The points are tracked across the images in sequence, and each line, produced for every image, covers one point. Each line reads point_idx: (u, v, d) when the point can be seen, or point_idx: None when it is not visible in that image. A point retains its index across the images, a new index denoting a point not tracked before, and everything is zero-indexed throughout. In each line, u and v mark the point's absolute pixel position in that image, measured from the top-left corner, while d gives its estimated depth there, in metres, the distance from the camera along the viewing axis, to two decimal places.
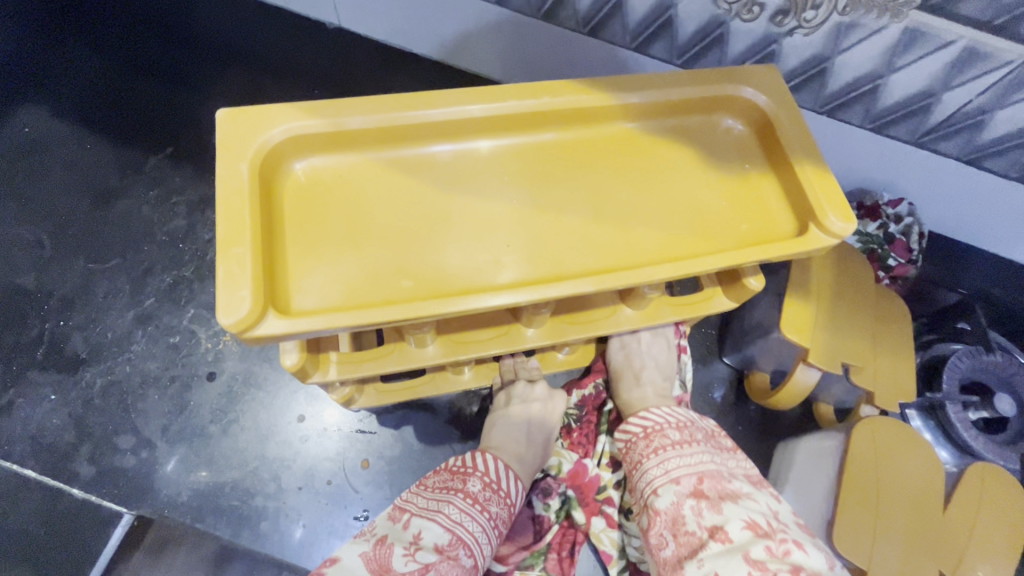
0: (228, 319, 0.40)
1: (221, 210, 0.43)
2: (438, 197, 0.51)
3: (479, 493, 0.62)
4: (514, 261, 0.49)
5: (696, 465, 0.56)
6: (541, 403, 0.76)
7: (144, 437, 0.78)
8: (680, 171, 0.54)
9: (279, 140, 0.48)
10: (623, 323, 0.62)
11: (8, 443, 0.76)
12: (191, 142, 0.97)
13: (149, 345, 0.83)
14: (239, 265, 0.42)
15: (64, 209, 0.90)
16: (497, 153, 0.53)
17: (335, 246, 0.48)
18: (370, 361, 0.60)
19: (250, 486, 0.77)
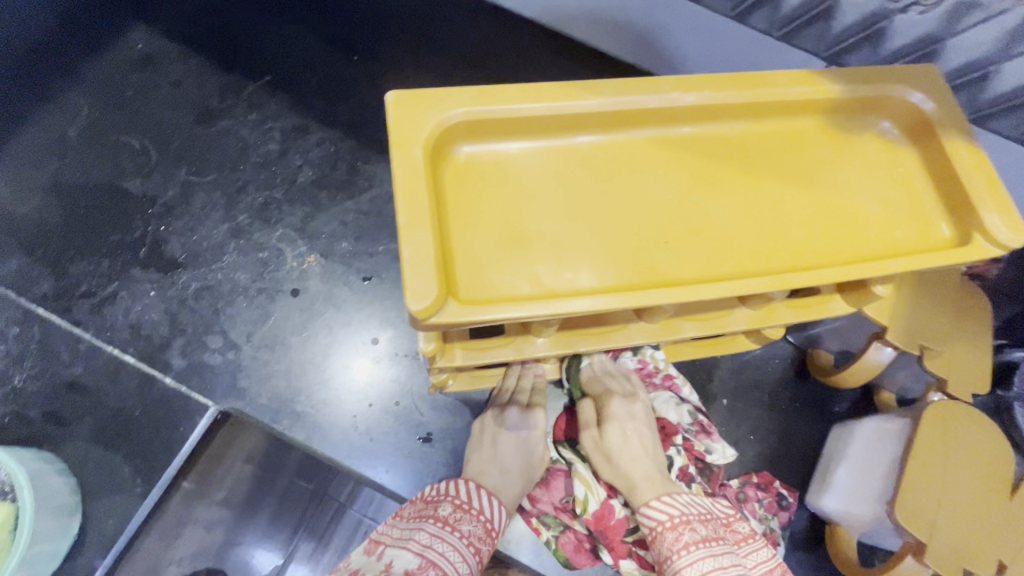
0: (415, 304, 0.40)
1: (401, 197, 0.43)
2: (599, 184, 0.49)
3: (450, 516, 0.64)
4: (676, 254, 0.47)
5: (728, 563, 0.57)
6: (512, 428, 0.74)
7: (231, 339, 0.83)
8: (846, 173, 0.51)
9: (450, 124, 0.46)
10: (740, 322, 0.61)
11: (110, 329, 0.82)
12: (287, 72, 1.00)
13: (239, 256, 0.88)
14: (422, 248, 0.42)
15: (169, 123, 0.95)
16: (658, 142, 0.50)
17: (496, 233, 0.46)
18: (493, 348, 0.61)
19: (325, 396, 0.82)
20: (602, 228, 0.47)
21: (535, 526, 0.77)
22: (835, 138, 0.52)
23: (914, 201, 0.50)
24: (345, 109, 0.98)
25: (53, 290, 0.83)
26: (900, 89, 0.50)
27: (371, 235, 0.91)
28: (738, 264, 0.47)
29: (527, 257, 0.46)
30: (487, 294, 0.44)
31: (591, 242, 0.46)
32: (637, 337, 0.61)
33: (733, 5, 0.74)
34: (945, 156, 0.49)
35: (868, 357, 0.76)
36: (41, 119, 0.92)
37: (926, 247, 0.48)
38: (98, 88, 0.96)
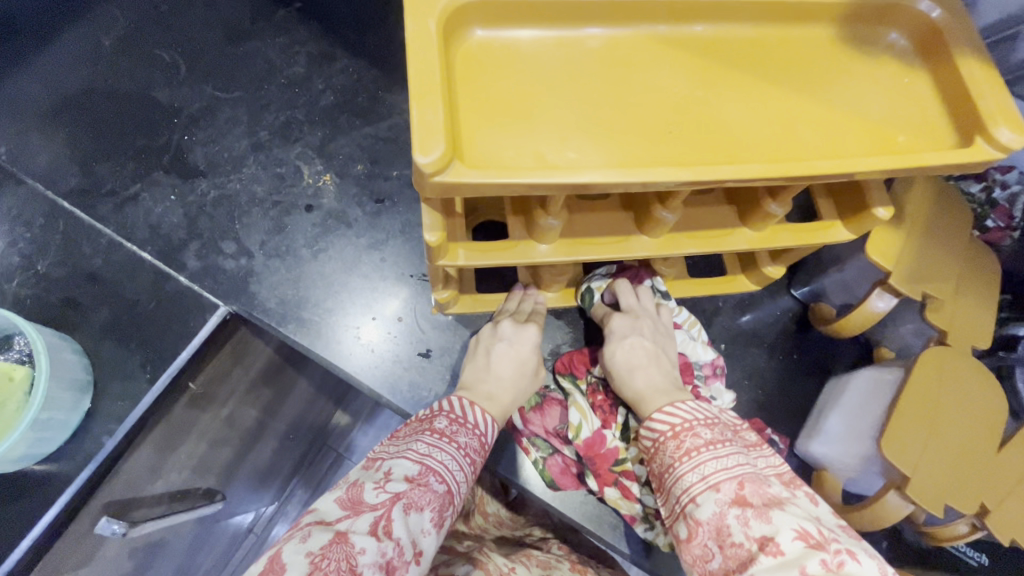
0: (423, 160, 0.42)
1: (415, 61, 0.44)
2: (607, 75, 0.51)
3: (446, 428, 0.66)
4: (676, 143, 0.50)
5: (734, 462, 0.55)
6: (507, 343, 0.77)
7: (245, 246, 0.86)
8: (841, 82, 0.54)
9: (468, 2, 0.48)
10: (741, 241, 0.67)
11: (131, 227, 0.85)
12: (318, 0, 1.02)
13: (258, 170, 0.90)
14: (432, 111, 0.43)
15: (200, 40, 0.98)
16: (664, 44, 0.54)
17: (504, 111, 0.48)
18: (496, 251, 0.63)
19: (331, 307, 0.84)
20: (608, 114, 0.50)
21: (525, 446, 0.81)
22: (834, 50, 0.55)
23: (906, 110, 0.54)
24: (372, 40, 1.00)
25: (79, 186, 0.86)
26: (902, 1, 0.53)
27: (387, 161, 0.93)
28: (736, 156, 0.50)
29: (534, 134, 0.48)
30: (493, 163, 0.46)
31: (599, 127, 0.49)
32: (638, 249, 0.65)
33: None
34: (946, 68, 0.53)
35: (867, 306, 0.75)
36: (77, 26, 0.95)
37: (917, 149, 0.52)
38: (134, 2, 0.98)
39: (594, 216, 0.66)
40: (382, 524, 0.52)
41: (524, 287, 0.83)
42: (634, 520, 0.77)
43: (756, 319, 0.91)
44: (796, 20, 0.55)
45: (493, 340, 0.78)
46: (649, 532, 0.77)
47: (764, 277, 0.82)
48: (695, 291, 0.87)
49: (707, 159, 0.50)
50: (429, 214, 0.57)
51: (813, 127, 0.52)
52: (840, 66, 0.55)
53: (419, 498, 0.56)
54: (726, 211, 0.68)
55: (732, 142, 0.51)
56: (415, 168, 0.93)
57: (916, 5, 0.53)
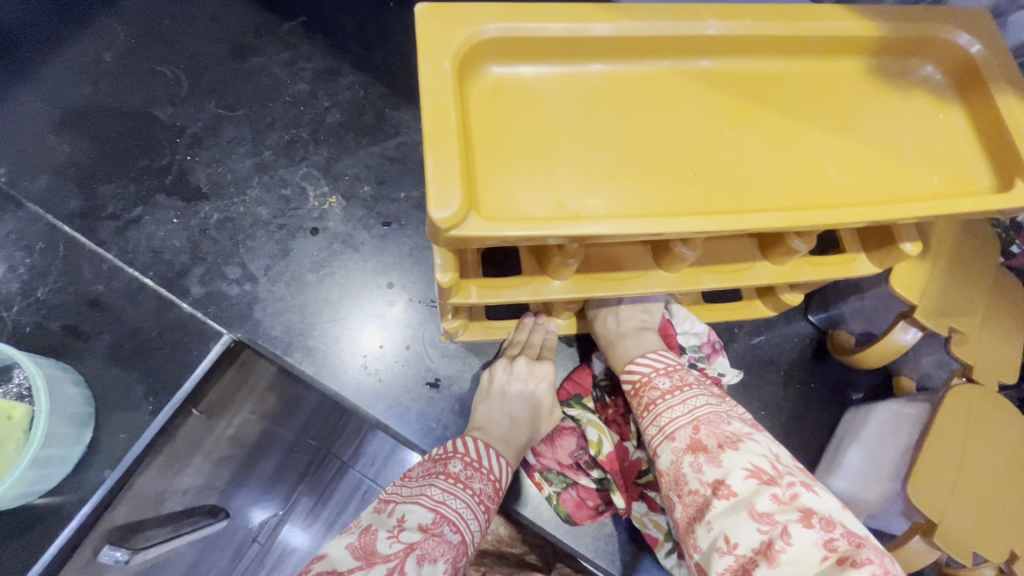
0: (439, 215, 0.40)
1: (429, 106, 0.42)
2: (626, 114, 0.49)
3: (461, 473, 0.64)
4: (699, 186, 0.48)
5: (692, 409, 0.60)
6: (522, 383, 0.75)
7: (249, 271, 0.84)
8: (873, 119, 0.52)
9: (484, 40, 0.46)
10: (761, 275, 0.65)
11: (132, 251, 0.83)
12: (323, 14, 0.99)
13: (263, 191, 0.88)
14: (448, 161, 0.41)
15: (203, 56, 0.95)
16: (687, 79, 0.51)
17: (521, 156, 0.47)
18: (509, 288, 0.62)
19: (337, 334, 0.82)
20: (630, 156, 0.48)
21: (538, 481, 0.79)
22: (865, 83, 0.53)
23: (941, 147, 0.51)
24: (379, 56, 0.98)
25: (80, 209, 0.85)
26: (937, 34, 0.51)
27: (394, 181, 0.91)
28: (763, 200, 0.48)
29: (552, 179, 0.46)
30: (509, 212, 0.45)
31: (619, 170, 0.47)
32: (657, 285, 0.63)
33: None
34: (985, 106, 0.51)
35: (891, 338, 0.73)
36: (77, 42, 0.93)
37: (953, 192, 0.49)
38: (135, 17, 0.96)
39: (611, 254, 0.64)
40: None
41: (534, 314, 0.81)
42: (657, 544, 0.75)
43: (772, 345, 0.89)
44: (827, 52, 0.53)
45: (508, 378, 0.76)
46: (674, 559, 0.74)
47: (781, 305, 0.80)
48: (711, 318, 0.84)
49: (733, 203, 0.48)
50: (441, 253, 0.56)
51: (845, 166, 0.50)
52: (872, 100, 0.53)
53: (432, 549, 0.54)
54: (748, 243, 0.66)
55: (760, 184, 0.49)
56: (423, 189, 0.91)
57: (952, 37, 0.51)
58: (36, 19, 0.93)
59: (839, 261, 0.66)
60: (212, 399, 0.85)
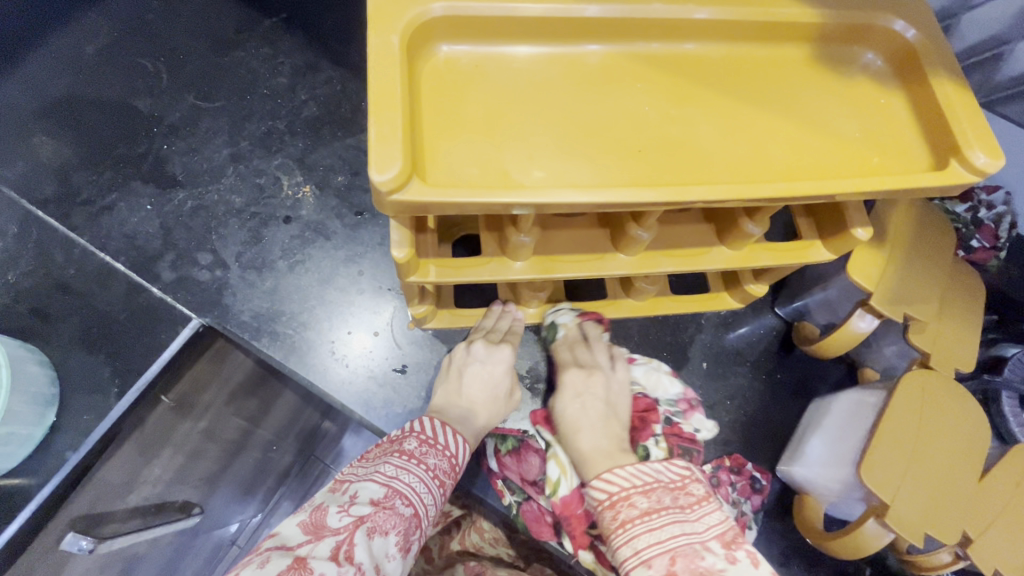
0: (380, 177, 0.42)
1: (375, 76, 0.45)
2: (572, 93, 0.52)
3: (415, 449, 0.65)
4: (640, 162, 0.50)
5: (666, 538, 0.51)
6: (480, 364, 0.76)
7: (221, 257, 0.85)
8: (809, 103, 0.55)
9: (432, 17, 0.48)
10: (718, 259, 0.66)
11: (106, 237, 0.84)
12: (304, 13, 1.02)
13: (238, 180, 0.89)
14: (391, 128, 0.43)
15: (184, 50, 0.98)
16: (631, 62, 0.54)
17: (468, 130, 0.49)
18: (469, 268, 0.63)
19: (306, 320, 0.83)
20: (574, 134, 0.51)
21: (499, 489, 0.80)
22: (804, 69, 0.56)
23: (875, 131, 0.54)
24: (358, 53, 1.00)
25: (56, 195, 0.86)
26: (873, 20, 0.53)
27: (367, 172, 0.92)
28: (702, 176, 0.50)
29: (500, 153, 0.48)
30: (455, 181, 0.47)
31: (563, 145, 0.50)
32: (615, 267, 0.64)
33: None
34: (920, 90, 0.54)
35: (849, 326, 0.74)
36: (61, 35, 0.95)
37: (885, 171, 0.52)
38: (119, 13, 0.98)
39: (567, 236, 0.66)
40: (344, 549, 0.51)
41: (502, 302, 0.82)
42: None
43: (739, 338, 0.90)
44: (767, 38, 0.55)
45: (465, 360, 0.77)
46: None
47: (747, 296, 0.81)
48: (677, 309, 0.85)
49: (675, 178, 0.50)
50: (397, 230, 0.57)
51: (784, 146, 0.52)
52: (809, 86, 0.55)
53: (384, 522, 0.55)
54: (702, 228, 0.68)
55: (700, 162, 0.51)
56: None
57: (888, 24, 0.54)
58: None
59: (793, 248, 0.67)
60: (181, 389, 0.79)
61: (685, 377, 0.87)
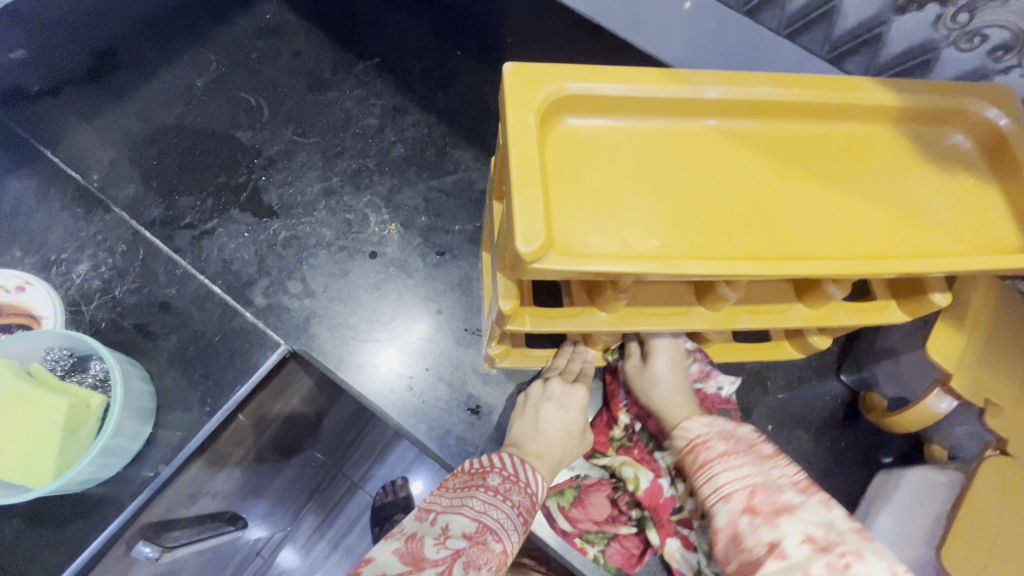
0: (525, 249, 0.45)
1: (517, 154, 0.48)
2: (684, 166, 0.55)
3: (500, 486, 0.66)
4: (749, 234, 0.53)
5: (748, 474, 0.60)
6: (557, 402, 0.78)
7: (309, 287, 0.89)
8: (907, 180, 0.57)
9: (562, 95, 0.52)
10: (797, 318, 0.67)
11: (205, 261, 0.89)
12: (395, 59, 1.07)
13: (328, 214, 0.94)
14: (532, 202, 0.46)
15: (284, 87, 1.04)
16: (738, 137, 0.57)
17: (589, 198, 0.52)
18: (563, 318, 0.65)
19: (387, 354, 0.87)
20: (686, 205, 0.53)
21: (580, 546, 0.82)
22: (900, 148, 0.58)
23: (971, 210, 0.56)
24: (443, 98, 1.05)
25: (161, 218, 0.91)
26: (968, 107, 0.56)
27: (450, 214, 0.96)
28: (809, 251, 0.53)
29: (619, 221, 0.51)
30: (581, 251, 0.50)
31: (676, 216, 0.53)
32: (699, 322, 0.66)
33: (831, 48, 0.79)
34: (1012, 171, 0.56)
35: (926, 405, 0.74)
36: (174, 69, 1.02)
37: (983, 250, 0.54)
38: (227, 49, 1.05)
39: (655, 291, 0.68)
40: None
41: (574, 343, 0.83)
42: None
43: (805, 402, 0.91)
44: (865, 119, 0.58)
45: (543, 395, 0.79)
46: None
47: (808, 347, 0.80)
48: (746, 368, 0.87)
49: (783, 251, 0.52)
50: (503, 283, 0.60)
51: (883, 224, 0.55)
52: (906, 164, 0.57)
53: (477, 557, 0.56)
54: (782, 285, 0.69)
55: (806, 236, 0.53)
56: (476, 224, 0.96)
57: (981, 111, 0.56)
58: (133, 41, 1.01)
59: (872, 308, 0.68)
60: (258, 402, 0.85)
61: None
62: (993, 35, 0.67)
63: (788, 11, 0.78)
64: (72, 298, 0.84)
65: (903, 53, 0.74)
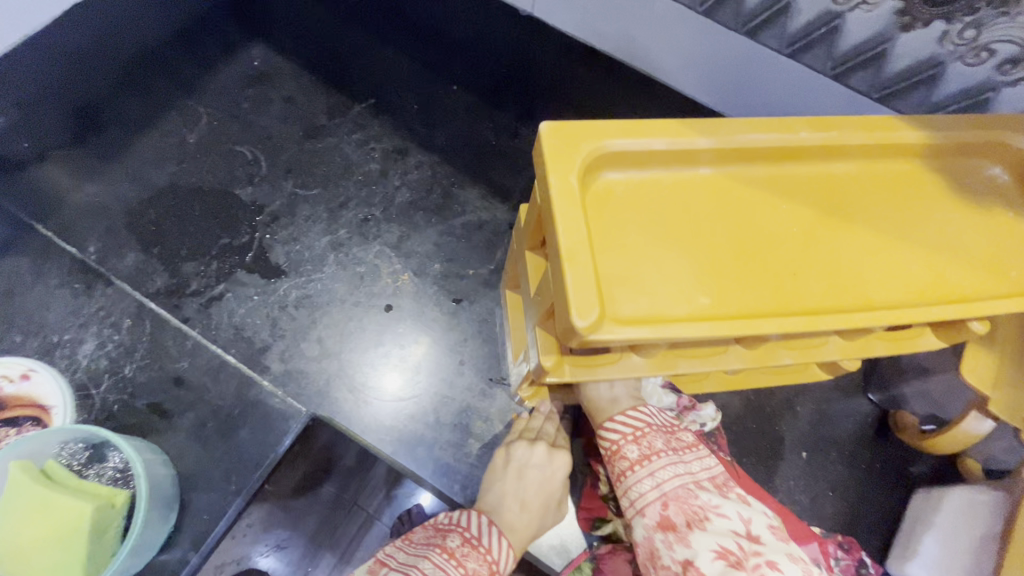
0: (580, 322, 0.44)
1: (563, 220, 0.47)
2: (726, 215, 0.53)
3: (457, 549, 0.65)
4: (796, 283, 0.52)
5: (660, 482, 0.63)
6: (538, 469, 0.74)
7: (326, 347, 0.87)
8: (948, 218, 0.56)
9: (602, 153, 0.50)
10: (835, 351, 0.63)
11: (214, 329, 0.86)
12: (391, 98, 1.04)
13: (338, 268, 0.91)
14: (584, 271, 0.46)
15: (280, 136, 1.00)
16: (777, 181, 0.56)
17: (635, 257, 0.51)
18: (599, 365, 0.61)
19: (413, 413, 0.85)
20: (731, 258, 0.52)
21: None
22: (937, 183, 0.57)
23: (1012, 245, 0.56)
24: (442, 136, 1.03)
25: (165, 287, 0.88)
26: (1005, 139, 0.56)
27: (462, 258, 0.94)
28: (857, 298, 0.52)
29: (668, 280, 0.50)
30: (632, 314, 0.48)
31: (723, 270, 0.51)
32: (737, 362, 0.63)
33: (835, 65, 0.77)
34: None
35: (965, 427, 0.74)
36: (161, 124, 0.98)
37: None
38: (216, 101, 1.01)
39: None
40: None
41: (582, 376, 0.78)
42: None
43: (835, 423, 0.90)
44: (901, 155, 0.57)
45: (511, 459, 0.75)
46: None
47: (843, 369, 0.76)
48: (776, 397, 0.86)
49: (831, 300, 0.52)
50: None
51: (928, 263, 0.54)
52: (945, 199, 0.57)
53: None
54: None
55: (853, 281, 0.53)
56: (490, 266, 0.94)
57: (1018, 143, 0.56)
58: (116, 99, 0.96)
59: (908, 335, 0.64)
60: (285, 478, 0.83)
61: (784, 468, 0.88)
62: (1000, 50, 0.65)
63: (789, 30, 0.76)
64: (80, 382, 0.81)
65: (908, 68, 0.73)
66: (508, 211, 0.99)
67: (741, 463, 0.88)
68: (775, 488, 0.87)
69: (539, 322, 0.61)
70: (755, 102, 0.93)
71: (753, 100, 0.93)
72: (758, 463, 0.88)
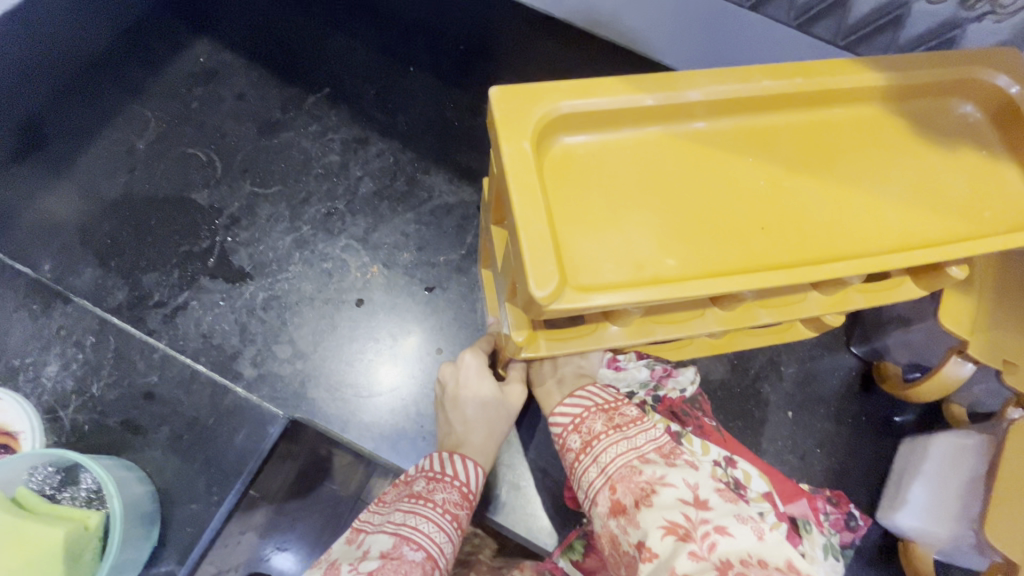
0: (539, 292, 0.43)
1: (517, 187, 0.45)
2: (691, 174, 0.51)
3: (424, 488, 0.63)
4: (766, 237, 0.50)
5: (605, 467, 0.60)
6: (464, 378, 0.73)
7: (299, 349, 0.85)
8: (919, 160, 0.54)
9: (558, 116, 0.48)
10: (815, 306, 0.60)
11: (182, 339, 0.84)
12: (347, 84, 1.00)
13: (305, 267, 0.89)
14: (541, 240, 0.44)
15: (234, 134, 0.96)
16: (743, 132, 0.53)
17: (597, 222, 0.49)
18: (576, 338, 0.60)
19: (394, 408, 0.84)
20: (698, 216, 0.50)
21: None
22: (908, 125, 0.55)
23: (987, 186, 0.54)
24: (404, 120, 0.99)
25: (127, 300, 0.85)
26: (975, 75, 0.54)
27: (433, 246, 0.92)
28: (832, 248, 0.50)
29: (632, 243, 0.48)
30: (598, 282, 0.47)
31: (690, 228, 0.50)
32: (714, 324, 0.61)
33: (796, 14, 0.75)
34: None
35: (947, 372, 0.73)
36: (110, 131, 0.93)
37: (1000, 226, 0.52)
38: (163, 101, 0.96)
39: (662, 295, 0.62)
40: None
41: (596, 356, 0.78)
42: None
43: (820, 380, 0.90)
44: (871, 98, 0.55)
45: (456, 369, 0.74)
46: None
47: (823, 326, 0.74)
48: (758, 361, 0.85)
49: (803, 251, 0.50)
50: None
51: (900, 208, 0.53)
52: (916, 142, 0.55)
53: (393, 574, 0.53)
54: None
55: (825, 231, 0.51)
56: (461, 251, 0.92)
57: (988, 78, 0.54)
58: (57, 110, 0.92)
59: (886, 284, 0.61)
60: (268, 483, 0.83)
61: (771, 430, 0.88)
62: None
63: None
64: (47, 405, 0.80)
65: (872, 11, 0.69)
66: (476, 194, 0.96)
67: (729, 428, 0.87)
68: (763, 451, 0.87)
69: (507, 298, 0.58)
70: (722, 59, 0.90)
71: (719, 58, 0.90)
72: (745, 428, 0.87)
